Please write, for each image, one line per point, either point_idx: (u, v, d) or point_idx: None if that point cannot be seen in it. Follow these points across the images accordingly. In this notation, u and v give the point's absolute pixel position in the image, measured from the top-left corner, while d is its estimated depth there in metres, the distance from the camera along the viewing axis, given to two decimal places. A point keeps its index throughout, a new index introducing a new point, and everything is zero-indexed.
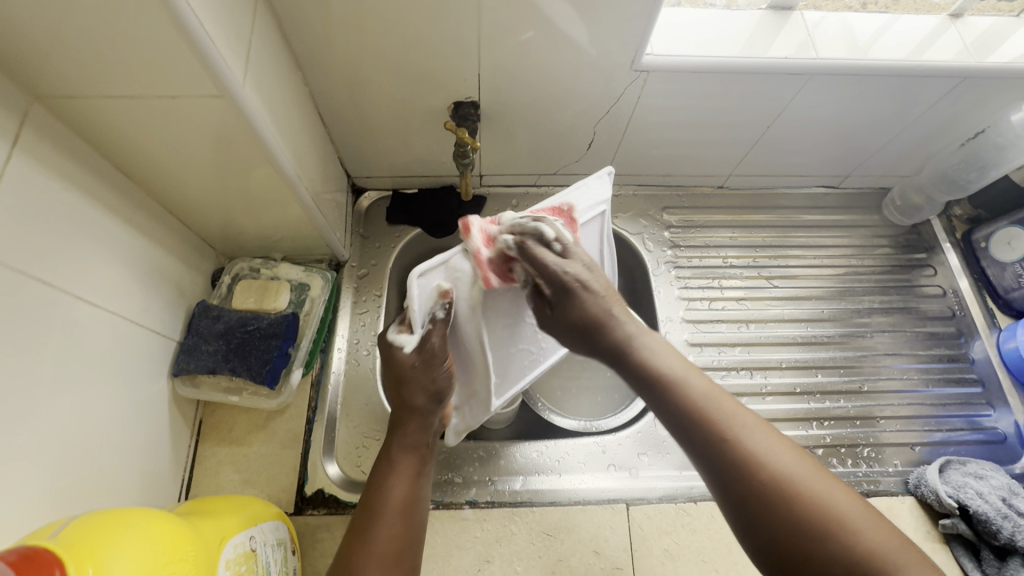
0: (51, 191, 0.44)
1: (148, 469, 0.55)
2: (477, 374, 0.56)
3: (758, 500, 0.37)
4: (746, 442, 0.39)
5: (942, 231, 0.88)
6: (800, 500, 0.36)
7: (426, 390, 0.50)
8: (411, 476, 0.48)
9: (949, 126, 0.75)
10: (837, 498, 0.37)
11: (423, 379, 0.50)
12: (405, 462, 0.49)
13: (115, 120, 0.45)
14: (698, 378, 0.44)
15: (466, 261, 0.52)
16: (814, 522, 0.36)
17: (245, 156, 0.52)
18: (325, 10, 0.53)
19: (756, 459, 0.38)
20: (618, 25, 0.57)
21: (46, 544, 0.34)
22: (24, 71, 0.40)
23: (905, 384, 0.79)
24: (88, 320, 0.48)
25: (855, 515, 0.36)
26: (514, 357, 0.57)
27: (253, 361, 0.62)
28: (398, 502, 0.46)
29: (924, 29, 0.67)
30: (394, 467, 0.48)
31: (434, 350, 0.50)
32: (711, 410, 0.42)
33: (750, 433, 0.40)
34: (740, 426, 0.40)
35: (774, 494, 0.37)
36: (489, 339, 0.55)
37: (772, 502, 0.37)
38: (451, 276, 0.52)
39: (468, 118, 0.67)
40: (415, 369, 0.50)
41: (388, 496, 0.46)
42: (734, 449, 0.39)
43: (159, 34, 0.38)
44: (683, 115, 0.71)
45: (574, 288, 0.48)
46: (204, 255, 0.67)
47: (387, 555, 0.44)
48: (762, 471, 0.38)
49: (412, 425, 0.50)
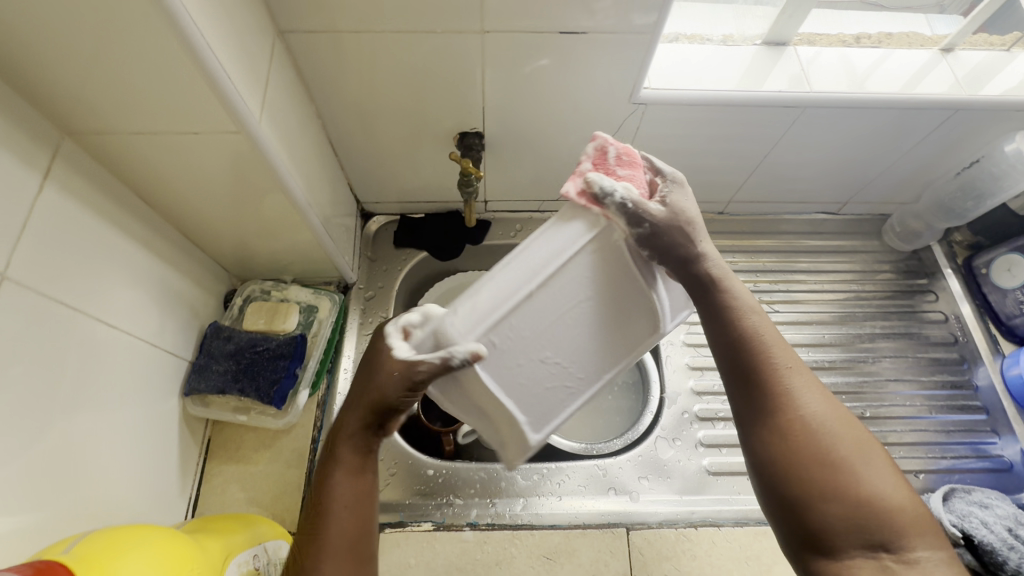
0: (77, 218, 0.46)
1: (158, 486, 0.57)
2: (499, 425, 0.46)
3: (803, 447, 0.42)
4: (801, 387, 0.44)
5: (943, 257, 0.88)
6: (838, 444, 0.42)
7: (382, 396, 0.45)
8: (357, 476, 0.45)
9: (945, 154, 0.76)
10: (867, 448, 0.43)
11: (382, 384, 0.44)
12: (348, 461, 0.46)
13: (137, 153, 0.48)
14: (765, 323, 0.47)
15: (455, 323, 0.42)
16: (847, 461, 0.42)
17: (259, 185, 0.54)
18: (338, 48, 0.57)
19: (807, 407, 0.44)
20: (616, 62, 0.60)
21: (59, 556, 0.35)
22: (58, 111, 0.43)
23: (909, 410, 0.79)
24: (106, 340, 0.50)
25: (879, 474, 0.42)
26: (542, 401, 0.45)
27: (261, 382, 0.63)
28: (343, 503, 0.44)
29: (917, 63, 0.69)
30: (335, 469, 0.45)
31: (416, 380, 0.43)
32: (777, 356, 0.46)
33: (805, 388, 0.44)
34: (800, 375, 0.45)
35: (818, 432, 0.43)
36: (493, 389, 0.44)
37: (813, 441, 0.42)
38: (444, 341, 0.42)
39: (473, 147, 0.69)
40: (388, 376, 0.44)
41: (333, 497, 0.44)
42: (792, 390, 0.44)
43: (183, 75, 0.41)
44: (682, 145, 0.73)
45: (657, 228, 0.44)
46: (218, 278, 0.70)
47: (338, 553, 0.42)
48: (812, 412, 0.43)
49: (353, 425, 0.46)
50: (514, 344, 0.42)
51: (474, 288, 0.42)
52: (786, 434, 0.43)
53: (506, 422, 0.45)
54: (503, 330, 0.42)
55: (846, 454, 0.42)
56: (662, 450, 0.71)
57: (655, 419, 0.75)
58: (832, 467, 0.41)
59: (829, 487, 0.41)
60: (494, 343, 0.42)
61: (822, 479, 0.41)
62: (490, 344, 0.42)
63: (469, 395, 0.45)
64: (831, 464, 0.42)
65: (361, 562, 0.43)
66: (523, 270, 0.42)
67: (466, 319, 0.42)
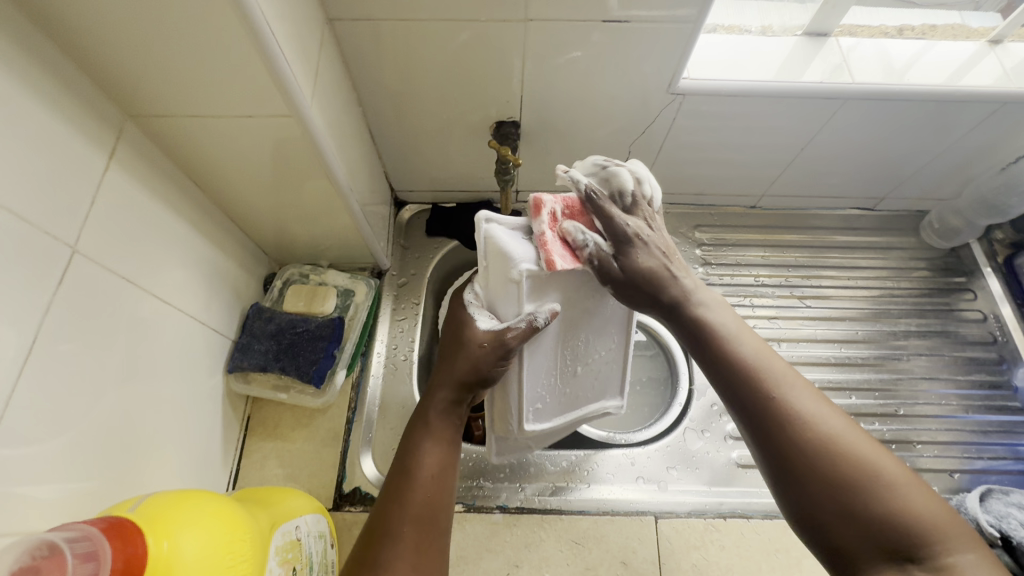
0: (135, 197, 0.48)
1: (202, 459, 0.59)
2: (542, 432, 0.59)
3: (800, 452, 0.39)
4: (794, 397, 0.42)
5: (982, 256, 0.86)
6: (842, 452, 0.38)
7: (475, 368, 0.49)
8: (444, 446, 0.48)
9: (989, 150, 0.74)
10: (876, 455, 0.38)
11: (480, 357, 0.49)
12: (436, 430, 0.49)
13: (193, 137, 0.50)
14: (751, 341, 0.46)
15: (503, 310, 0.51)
16: (853, 471, 0.37)
17: (305, 170, 0.56)
18: (383, 37, 0.58)
19: (797, 410, 0.41)
20: (655, 52, 0.60)
21: (127, 514, 0.37)
22: (123, 94, 0.45)
23: (943, 409, 0.77)
24: (159, 316, 0.52)
25: (891, 474, 0.37)
26: (601, 378, 0.60)
27: (301, 361, 0.66)
28: (431, 469, 0.46)
29: (963, 54, 0.68)
30: (426, 435, 0.48)
31: (506, 344, 0.48)
32: (762, 369, 0.44)
33: (793, 390, 0.42)
34: (791, 385, 0.42)
35: (818, 443, 0.39)
36: (533, 401, 0.55)
37: (809, 446, 0.39)
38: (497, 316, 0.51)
39: (508, 137, 0.71)
40: (482, 349, 0.49)
41: (422, 463, 0.46)
42: (782, 402, 0.41)
43: (244, 61, 0.42)
44: (717, 137, 0.72)
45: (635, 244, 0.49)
46: (258, 261, 0.72)
47: (420, 518, 0.43)
48: (807, 422, 0.40)
49: (448, 395, 0.50)
50: (546, 389, 0.56)
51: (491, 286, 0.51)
52: (781, 450, 0.40)
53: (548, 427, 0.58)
54: (534, 393, 0.55)
55: (851, 465, 0.38)
56: (691, 441, 0.71)
57: (683, 410, 0.75)
58: (837, 479, 0.38)
59: (836, 502, 0.37)
60: (537, 403, 0.56)
61: (827, 494, 0.38)
62: (534, 407, 0.56)
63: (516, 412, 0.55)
64: (835, 476, 0.38)
65: (437, 536, 0.44)
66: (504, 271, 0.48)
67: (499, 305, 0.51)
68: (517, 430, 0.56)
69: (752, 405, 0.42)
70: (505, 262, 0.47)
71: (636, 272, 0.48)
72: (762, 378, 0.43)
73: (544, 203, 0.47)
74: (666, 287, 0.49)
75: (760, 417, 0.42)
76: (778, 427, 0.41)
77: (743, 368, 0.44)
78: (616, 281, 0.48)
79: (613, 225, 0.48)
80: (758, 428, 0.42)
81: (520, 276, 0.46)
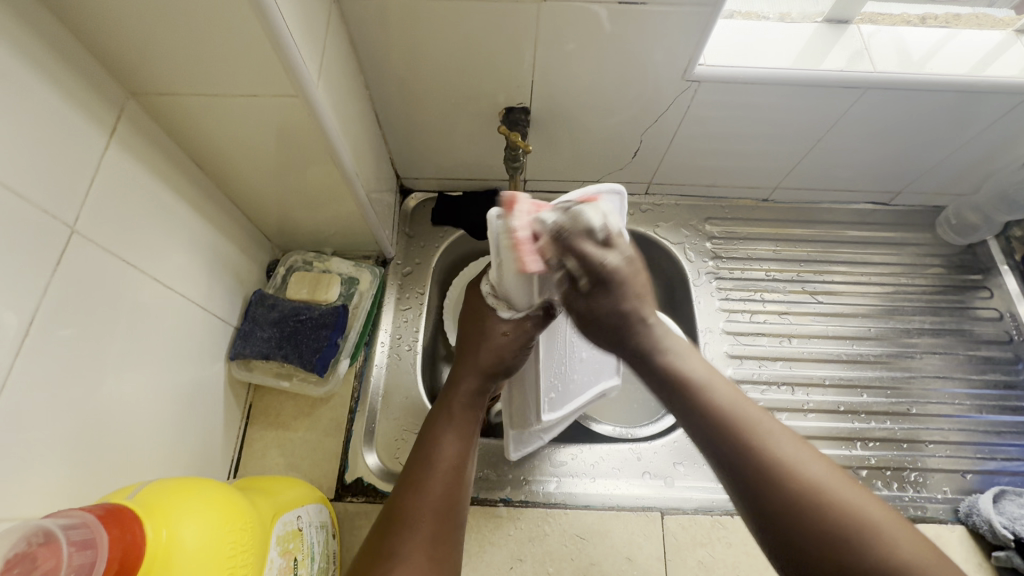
0: (136, 178, 0.47)
1: (204, 446, 0.59)
2: (561, 418, 0.60)
3: (787, 508, 0.37)
4: (772, 445, 0.40)
5: (1000, 253, 0.84)
6: (831, 503, 0.37)
7: (500, 357, 0.51)
8: (464, 437, 0.49)
9: (1010, 144, 0.72)
10: (862, 502, 0.37)
11: (506, 348, 0.51)
12: (459, 421, 0.49)
13: (197, 117, 0.49)
14: (723, 387, 0.45)
15: (520, 302, 0.51)
16: (842, 521, 0.36)
17: (310, 153, 0.54)
18: (391, 17, 0.56)
19: (780, 462, 0.39)
20: (672, 37, 0.58)
21: (125, 502, 0.36)
22: (124, 70, 0.44)
23: (955, 409, 0.76)
24: (159, 301, 0.51)
25: (881, 522, 0.36)
26: (602, 361, 0.63)
27: (304, 349, 0.65)
28: (451, 460, 0.47)
29: (987, 44, 0.66)
30: (447, 425, 0.49)
31: (529, 331, 0.52)
32: (738, 415, 0.42)
33: (773, 440, 0.40)
34: (768, 431, 0.41)
35: (801, 494, 0.37)
36: (546, 386, 0.58)
37: (796, 502, 0.37)
38: (513, 307, 0.52)
39: (518, 123, 0.69)
40: (504, 337, 0.52)
41: (442, 453, 0.47)
42: (762, 451, 0.40)
43: (248, 37, 0.41)
44: (731, 127, 0.71)
45: (609, 282, 0.47)
46: (261, 247, 0.71)
47: (439, 510, 0.44)
48: (788, 472, 0.38)
49: (473, 386, 0.51)
50: (557, 377, 0.59)
51: (501, 278, 0.50)
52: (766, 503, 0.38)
53: (565, 410, 0.60)
54: (548, 383, 0.58)
55: (838, 514, 0.36)
56: None
57: None
58: (827, 529, 0.36)
59: (828, 555, 0.35)
60: (552, 390, 0.59)
61: (816, 549, 0.36)
62: (549, 398, 0.59)
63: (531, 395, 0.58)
64: (824, 527, 0.36)
65: (452, 531, 0.44)
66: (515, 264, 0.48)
67: (516, 298, 0.51)
68: (538, 422, 0.59)
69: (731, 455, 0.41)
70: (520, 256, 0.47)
71: (600, 310, 0.48)
72: (739, 427, 0.41)
73: (518, 200, 0.46)
74: (636, 334, 0.48)
75: (740, 469, 0.40)
76: (759, 478, 0.39)
77: (719, 417, 0.42)
78: (580, 313, 0.50)
79: (589, 264, 0.46)
80: (741, 484, 0.40)
81: (532, 269, 0.48)
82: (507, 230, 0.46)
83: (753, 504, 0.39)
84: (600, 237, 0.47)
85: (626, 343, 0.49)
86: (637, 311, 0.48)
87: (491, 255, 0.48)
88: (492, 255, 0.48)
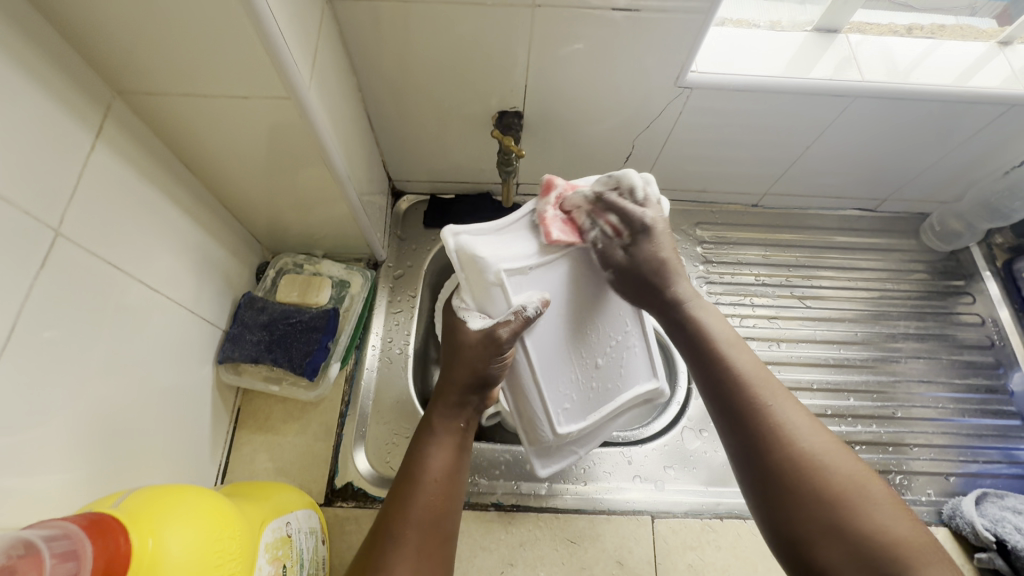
0: (123, 180, 0.47)
1: (191, 451, 0.58)
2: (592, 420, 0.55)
3: (788, 473, 0.38)
4: (781, 410, 0.40)
5: (982, 259, 0.86)
6: (830, 476, 0.37)
7: (474, 370, 0.49)
8: (450, 451, 0.48)
9: (992, 153, 0.74)
10: (866, 482, 0.37)
11: (476, 361, 0.49)
12: (443, 436, 0.49)
13: (184, 118, 0.48)
14: (745, 352, 0.45)
15: (498, 306, 0.50)
16: (837, 491, 0.36)
17: (301, 155, 0.54)
18: (384, 20, 0.56)
19: (788, 428, 0.39)
20: (664, 44, 0.58)
21: (109, 511, 0.36)
22: (112, 70, 0.43)
23: (939, 412, 0.77)
24: (146, 304, 0.51)
25: (881, 500, 0.36)
26: (627, 366, 0.56)
27: (294, 353, 0.64)
28: (436, 475, 0.46)
29: (972, 55, 0.67)
30: (432, 440, 0.48)
31: (500, 342, 0.48)
32: (755, 379, 0.43)
33: (787, 405, 0.41)
34: (780, 398, 0.41)
35: (804, 462, 0.38)
36: (560, 396, 0.53)
37: (799, 468, 0.38)
38: (487, 316, 0.50)
39: (511, 127, 0.69)
40: (473, 348, 0.49)
41: (427, 469, 0.46)
42: (770, 416, 0.40)
43: (240, 39, 0.40)
44: (722, 133, 0.71)
45: (654, 229, 0.50)
46: (251, 249, 0.70)
47: (425, 525, 0.43)
48: (792, 437, 0.39)
49: (451, 399, 0.50)
50: (569, 387, 0.54)
51: (467, 278, 0.50)
52: (765, 466, 0.39)
53: (594, 414, 0.55)
54: (559, 393, 0.53)
55: (839, 489, 0.36)
56: (688, 440, 0.70)
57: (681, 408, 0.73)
58: (822, 496, 0.36)
59: (820, 523, 0.36)
60: (565, 403, 0.54)
61: (812, 515, 0.36)
62: (563, 410, 0.54)
63: (539, 408, 0.53)
64: (817, 492, 0.37)
65: (440, 545, 0.44)
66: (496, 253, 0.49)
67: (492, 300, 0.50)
68: (551, 438, 0.54)
69: (736, 412, 0.42)
70: (481, 267, 0.48)
71: (641, 260, 0.50)
72: (751, 389, 0.42)
73: (555, 182, 0.51)
74: (666, 287, 0.50)
75: (745, 429, 0.41)
76: (764, 441, 0.40)
77: (734, 378, 0.43)
78: (621, 266, 0.51)
79: (630, 217, 0.50)
80: (747, 445, 0.40)
81: (498, 279, 0.48)
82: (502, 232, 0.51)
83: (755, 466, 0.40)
84: (637, 198, 0.51)
85: (657, 295, 0.50)
86: (673, 262, 0.51)
87: (456, 271, 0.50)
88: (456, 272, 0.50)
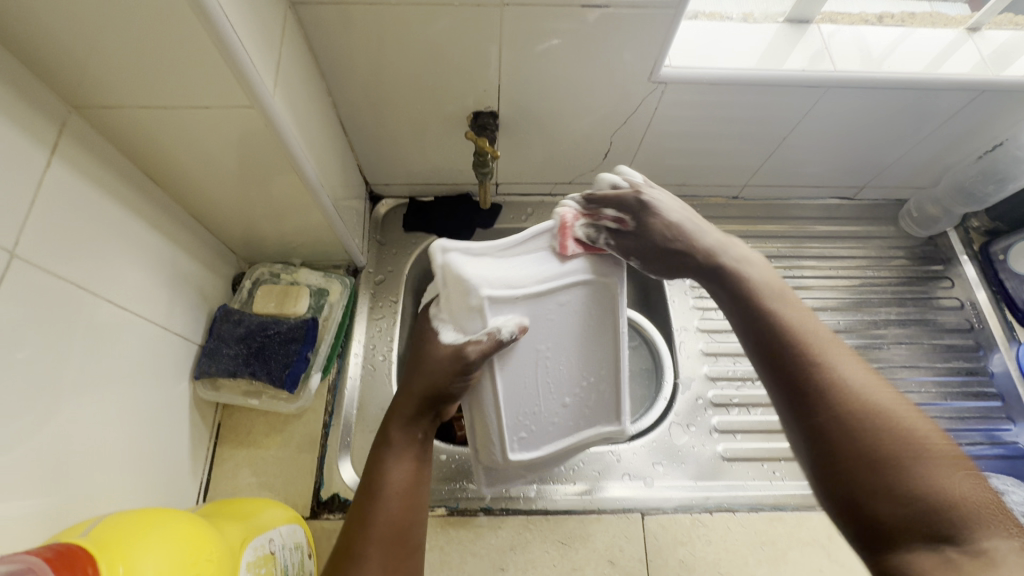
0: (83, 196, 0.45)
1: (170, 471, 0.57)
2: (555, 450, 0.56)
3: (840, 420, 0.36)
4: (836, 363, 0.39)
5: (959, 243, 0.88)
6: (891, 427, 0.35)
7: (434, 383, 0.48)
8: (410, 462, 0.48)
9: (967, 138, 0.75)
10: (931, 441, 0.34)
11: (435, 375, 0.47)
12: (402, 447, 0.48)
13: (145, 130, 0.47)
14: (794, 308, 0.44)
15: (477, 324, 0.47)
16: (897, 443, 0.34)
17: (269, 163, 0.53)
18: (351, 24, 0.55)
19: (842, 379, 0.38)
20: (637, 40, 0.58)
21: (78, 543, 0.34)
22: (64, 83, 0.41)
23: (922, 397, 0.78)
24: (116, 323, 0.49)
25: (943, 464, 0.34)
26: (593, 406, 0.55)
27: (273, 365, 0.63)
28: (396, 489, 0.46)
29: (942, 42, 0.67)
30: (391, 453, 0.48)
31: (466, 361, 0.47)
32: (801, 331, 0.41)
33: (842, 360, 0.39)
34: (830, 350, 0.40)
35: (856, 412, 0.36)
36: (516, 423, 0.53)
37: (853, 418, 0.36)
38: (462, 329, 0.49)
39: (486, 127, 0.68)
40: (440, 362, 0.47)
41: (387, 483, 0.46)
42: (825, 367, 0.39)
43: (196, 47, 0.39)
44: (698, 126, 0.71)
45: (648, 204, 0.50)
46: (225, 260, 0.68)
47: (388, 538, 0.44)
48: (845, 388, 0.37)
49: (409, 411, 0.49)
50: (531, 418, 0.53)
51: (453, 292, 0.47)
52: (814, 416, 0.37)
53: (556, 446, 0.56)
54: (516, 423, 0.53)
55: (897, 441, 0.34)
56: (676, 435, 0.70)
57: (668, 404, 0.73)
58: (878, 451, 0.34)
59: (871, 472, 0.34)
60: (522, 432, 0.53)
61: (863, 466, 0.34)
62: (519, 438, 0.53)
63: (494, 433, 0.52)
64: (864, 444, 0.35)
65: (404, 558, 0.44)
66: (501, 278, 0.47)
67: (473, 318, 0.48)
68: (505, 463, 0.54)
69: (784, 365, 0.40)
70: (465, 291, 0.46)
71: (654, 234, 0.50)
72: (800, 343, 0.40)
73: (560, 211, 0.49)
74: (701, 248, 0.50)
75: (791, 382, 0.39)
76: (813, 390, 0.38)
77: (783, 330, 0.42)
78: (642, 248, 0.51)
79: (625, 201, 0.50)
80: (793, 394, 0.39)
81: (479, 303, 0.46)
82: (478, 258, 0.47)
83: (803, 417, 0.38)
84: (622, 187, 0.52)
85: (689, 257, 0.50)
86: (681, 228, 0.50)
87: (439, 287, 0.48)
88: (438, 286, 0.48)
